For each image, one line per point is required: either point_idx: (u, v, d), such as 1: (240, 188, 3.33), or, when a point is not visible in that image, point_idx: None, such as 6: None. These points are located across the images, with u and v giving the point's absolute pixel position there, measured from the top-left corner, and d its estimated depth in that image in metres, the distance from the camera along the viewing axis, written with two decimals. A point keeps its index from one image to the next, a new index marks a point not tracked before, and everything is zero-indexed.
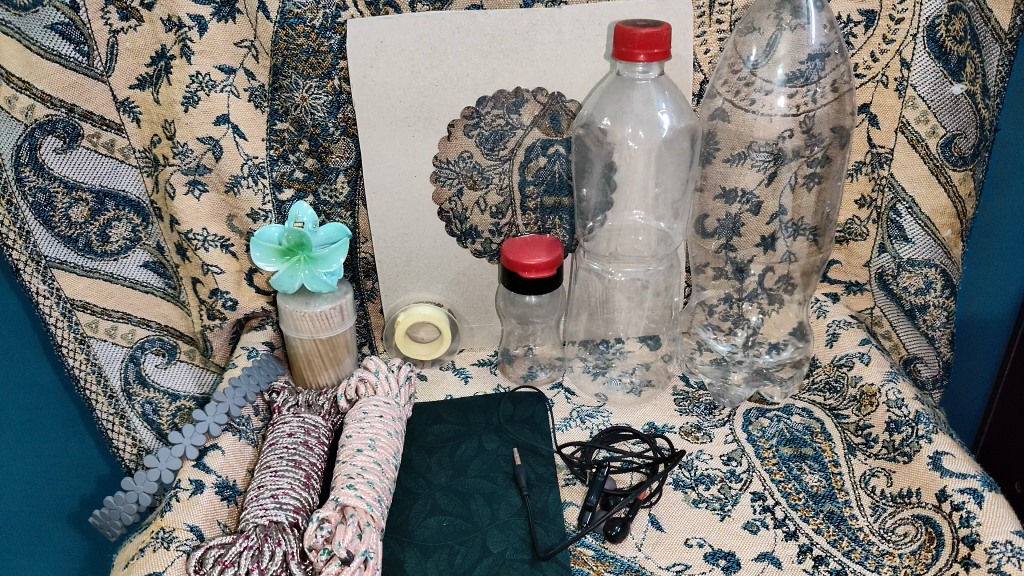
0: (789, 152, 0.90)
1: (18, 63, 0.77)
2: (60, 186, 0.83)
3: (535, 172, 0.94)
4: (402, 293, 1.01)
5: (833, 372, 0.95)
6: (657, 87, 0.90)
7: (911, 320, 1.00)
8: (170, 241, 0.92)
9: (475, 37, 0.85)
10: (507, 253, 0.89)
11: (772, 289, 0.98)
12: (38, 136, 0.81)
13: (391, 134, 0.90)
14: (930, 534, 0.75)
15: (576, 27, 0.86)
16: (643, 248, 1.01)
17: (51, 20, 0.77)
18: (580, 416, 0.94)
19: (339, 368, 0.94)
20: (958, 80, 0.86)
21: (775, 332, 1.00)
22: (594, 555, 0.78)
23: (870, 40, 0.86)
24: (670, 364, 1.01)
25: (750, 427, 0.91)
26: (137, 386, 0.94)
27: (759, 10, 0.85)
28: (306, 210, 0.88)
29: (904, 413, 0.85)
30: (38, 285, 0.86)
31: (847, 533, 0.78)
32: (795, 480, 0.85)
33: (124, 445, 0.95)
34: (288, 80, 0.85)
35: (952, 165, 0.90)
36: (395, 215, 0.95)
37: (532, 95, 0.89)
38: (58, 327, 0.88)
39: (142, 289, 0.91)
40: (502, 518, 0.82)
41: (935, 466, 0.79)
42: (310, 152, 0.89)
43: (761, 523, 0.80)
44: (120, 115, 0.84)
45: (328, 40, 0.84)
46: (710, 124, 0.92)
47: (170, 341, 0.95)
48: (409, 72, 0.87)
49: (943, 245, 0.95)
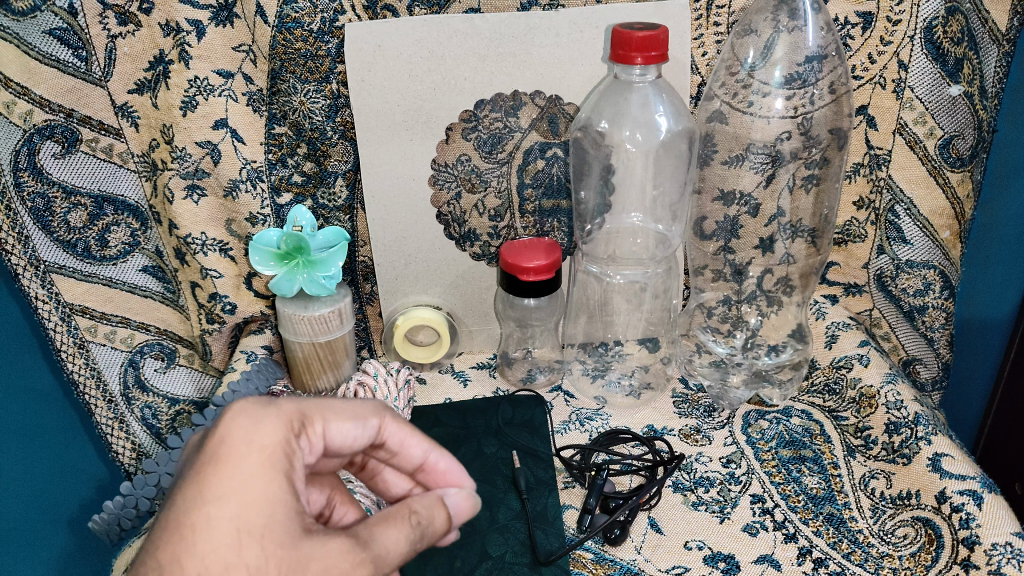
0: (787, 154, 0.91)
1: (16, 68, 0.78)
2: (59, 191, 0.83)
3: (534, 176, 0.94)
4: (401, 296, 1.01)
5: (832, 373, 0.95)
6: (655, 90, 0.90)
7: (909, 322, 1.00)
8: (169, 245, 0.92)
9: (472, 41, 0.86)
10: (506, 255, 0.89)
11: (771, 290, 0.99)
12: (36, 141, 0.81)
13: (390, 138, 0.90)
14: (929, 536, 0.75)
15: (574, 30, 0.86)
16: (642, 250, 1.01)
17: (49, 25, 0.77)
18: (580, 419, 0.94)
19: (339, 372, 0.94)
20: (956, 82, 0.86)
21: (775, 334, 1.00)
22: (593, 559, 0.78)
23: (867, 41, 0.86)
24: (669, 366, 1.01)
25: (750, 429, 0.91)
26: (136, 390, 0.93)
27: (756, 12, 0.85)
28: (304, 213, 0.89)
29: (904, 415, 0.85)
30: (37, 290, 0.86)
31: (847, 535, 0.78)
32: (795, 482, 0.84)
33: (123, 449, 0.94)
34: (286, 84, 0.85)
35: (950, 166, 0.90)
36: (394, 218, 0.95)
37: (530, 98, 0.89)
38: (58, 332, 0.88)
39: (141, 293, 0.92)
40: (502, 522, 0.82)
41: (935, 467, 0.79)
42: (308, 155, 0.89)
43: (761, 525, 0.80)
44: (119, 120, 0.84)
45: (326, 44, 0.84)
46: (707, 127, 0.93)
47: (169, 345, 0.95)
48: (408, 76, 0.87)
49: (942, 247, 0.95)
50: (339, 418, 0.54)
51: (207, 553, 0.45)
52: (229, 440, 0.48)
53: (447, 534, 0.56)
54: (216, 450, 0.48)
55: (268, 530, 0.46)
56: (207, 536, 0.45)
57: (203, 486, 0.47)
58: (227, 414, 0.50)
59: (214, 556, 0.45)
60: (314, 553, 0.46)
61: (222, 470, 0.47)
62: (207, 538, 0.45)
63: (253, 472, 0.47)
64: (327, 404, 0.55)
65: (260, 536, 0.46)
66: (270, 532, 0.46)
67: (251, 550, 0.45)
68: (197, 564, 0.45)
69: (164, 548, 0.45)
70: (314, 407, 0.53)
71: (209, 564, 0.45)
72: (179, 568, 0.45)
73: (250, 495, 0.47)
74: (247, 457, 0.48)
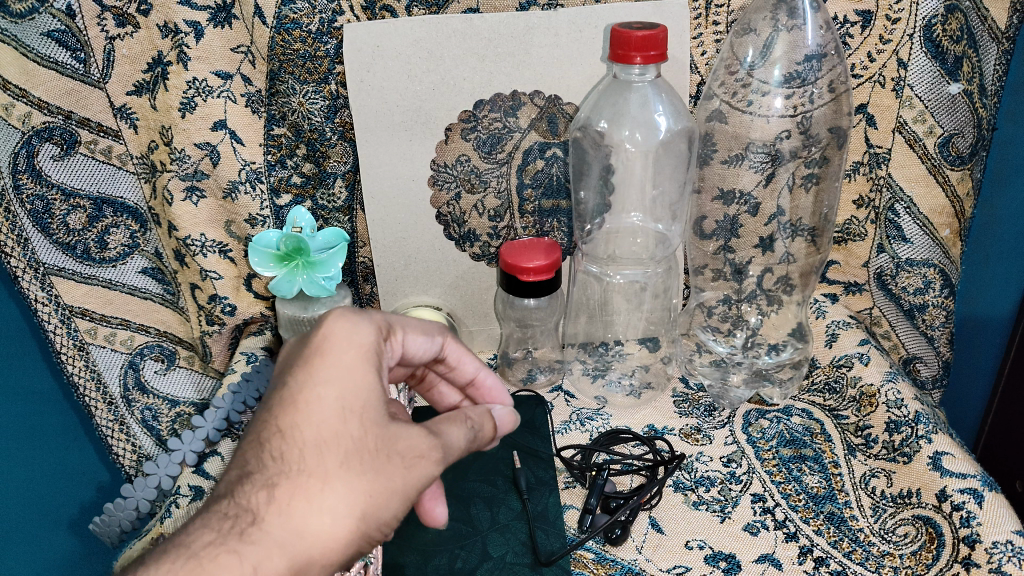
0: (786, 153, 0.91)
1: (15, 71, 0.78)
2: (58, 193, 0.84)
3: (533, 176, 0.94)
4: (401, 297, 1.01)
5: (832, 372, 0.95)
6: (655, 90, 0.90)
7: (909, 321, 1.00)
8: (168, 247, 0.92)
9: (471, 41, 0.85)
10: (506, 255, 0.89)
11: (771, 289, 0.99)
12: (35, 143, 0.81)
13: (389, 138, 0.90)
14: (930, 535, 0.75)
15: (573, 29, 0.86)
16: (642, 250, 1.02)
17: (48, 27, 0.77)
18: (581, 419, 0.94)
19: None
20: (955, 80, 0.86)
21: (774, 333, 1.00)
22: (595, 558, 0.78)
23: (866, 40, 0.86)
24: (669, 366, 1.01)
25: (750, 428, 0.91)
26: (136, 392, 0.93)
27: (755, 11, 0.85)
28: (304, 215, 0.89)
29: (904, 413, 0.85)
30: (37, 293, 0.86)
31: (847, 533, 0.78)
32: (795, 482, 0.84)
33: (124, 452, 0.94)
34: (285, 85, 0.85)
35: (949, 164, 0.90)
36: (393, 219, 0.95)
37: (529, 98, 0.89)
38: (57, 334, 0.89)
39: (141, 295, 0.91)
40: (502, 522, 0.82)
41: (935, 466, 0.79)
42: (307, 156, 0.89)
43: (761, 524, 0.80)
44: (118, 122, 0.84)
45: (326, 44, 0.84)
46: (707, 126, 0.93)
47: (169, 347, 0.95)
48: (406, 76, 0.87)
49: (942, 245, 0.95)
50: (414, 331, 0.63)
51: (319, 422, 0.52)
52: (331, 336, 0.56)
53: (494, 441, 0.64)
54: (320, 342, 0.55)
55: (367, 408, 0.53)
56: (319, 408, 0.53)
57: (313, 368, 0.54)
58: (329, 315, 0.57)
59: (324, 425, 0.52)
60: (402, 432, 0.54)
61: (327, 357, 0.54)
62: (318, 410, 0.53)
63: (356, 360, 0.55)
64: (403, 320, 0.63)
65: (359, 413, 0.53)
66: (369, 410, 0.53)
67: (354, 423, 0.53)
68: (313, 431, 0.52)
69: (282, 416, 0.53)
70: (396, 320, 0.62)
71: (320, 431, 0.52)
72: (296, 433, 0.52)
73: (352, 380, 0.54)
74: (350, 348, 0.55)
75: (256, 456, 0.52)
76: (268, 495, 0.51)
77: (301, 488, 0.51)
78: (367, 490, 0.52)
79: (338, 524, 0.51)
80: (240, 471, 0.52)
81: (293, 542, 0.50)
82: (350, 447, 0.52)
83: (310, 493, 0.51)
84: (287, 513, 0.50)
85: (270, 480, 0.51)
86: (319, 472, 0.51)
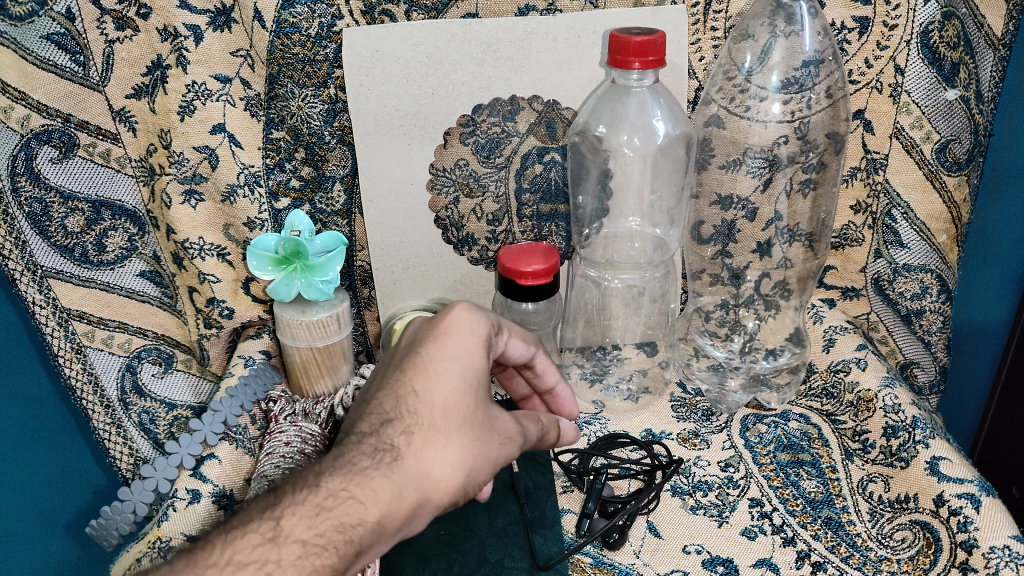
0: (784, 159, 0.92)
1: (12, 74, 0.77)
2: (56, 196, 0.83)
3: (531, 180, 0.94)
4: (398, 301, 1.00)
5: (830, 377, 0.95)
6: (653, 95, 0.90)
7: (907, 326, 1.00)
8: (166, 250, 0.92)
9: (470, 46, 0.86)
10: (503, 260, 0.89)
11: (768, 295, 0.99)
12: (33, 147, 0.81)
13: (388, 142, 0.90)
14: (927, 539, 0.75)
15: (571, 35, 0.87)
16: (639, 254, 1.01)
17: (47, 30, 0.77)
18: (579, 423, 0.94)
19: (336, 377, 0.93)
20: (952, 85, 0.86)
21: (772, 338, 1.00)
22: (593, 563, 0.77)
23: (864, 46, 0.86)
24: (667, 370, 1.01)
25: (748, 433, 0.91)
26: (134, 395, 0.93)
27: (753, 17, 0.86)
28: (302, 217, 0.89)
29: (901, 418, 0.85)
30: (34, 295, 0.86)
31: (845, 539, 0.78)
32: (793, 487, 0.84)
33: (121, 455, 0.94)
34: (283, 89, 0.85)
35: (947, 170, 0.90)
36: (391, 224, 0.95)
37: (527, 103, 0.90)
38: (53, 336, 0.88)
39: (138, 298, 0.91)
40: (500, 527, 0.82)
41: (933, 471, 0.79)
42: (306, 160, 0.89)
43: (758, 529, 0.80)
44: (116, 125, 0.84)
45: (325, 49, 0.84)
46: (704, 132, 0.93)
47: (167, 350, 0.95)
48: (404, 81, 0.87)
49: (938, 250, 0.95)
50: (517, 337, 0.72)
51: (447, 389, 0.60)
52: (457, 322, 0.63)
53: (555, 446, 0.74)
54: (448, 325, 0.63)
55: (480, 387, 0.61)
56: (447, 377, 0.60)
57: (443, 346, 0.62)
58: (456, 305, 0.65)
59: (450, 393, 0.59)
60: (497, 416, 0.62)
61: (455, 338, 0.62)
62: (446, 379, 0.60)
63: (477, 347, 0.63)
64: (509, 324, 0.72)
65: (476, 388, 0.61)
66: (481, 388, 0.61)
67: (473, 395, 0.60)
68: (441, 395, 0.59)
69: (416, 378, 0.60)
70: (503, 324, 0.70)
71: (448, 397, 0.59)
72: (428, 395, 0.59)
73: (473, 361, 0.62)
74: (474, 337, 0.63)
75: (394, 406, 0.59)
76: (407, 440, 0.58)
77: (430, 440, 0.58)
78: (474, 455, 0.59)
79: (452, 474, 0.58)
80: (380, 416, 0.58)
81: (422, 480, 0.57)
82: (467, 415, 0.59)
83: (436, 445, 0.58)
84: (421, 456, 0.58)
85: (407, 428, 0.58)
86: (444, 430, 0.59)
